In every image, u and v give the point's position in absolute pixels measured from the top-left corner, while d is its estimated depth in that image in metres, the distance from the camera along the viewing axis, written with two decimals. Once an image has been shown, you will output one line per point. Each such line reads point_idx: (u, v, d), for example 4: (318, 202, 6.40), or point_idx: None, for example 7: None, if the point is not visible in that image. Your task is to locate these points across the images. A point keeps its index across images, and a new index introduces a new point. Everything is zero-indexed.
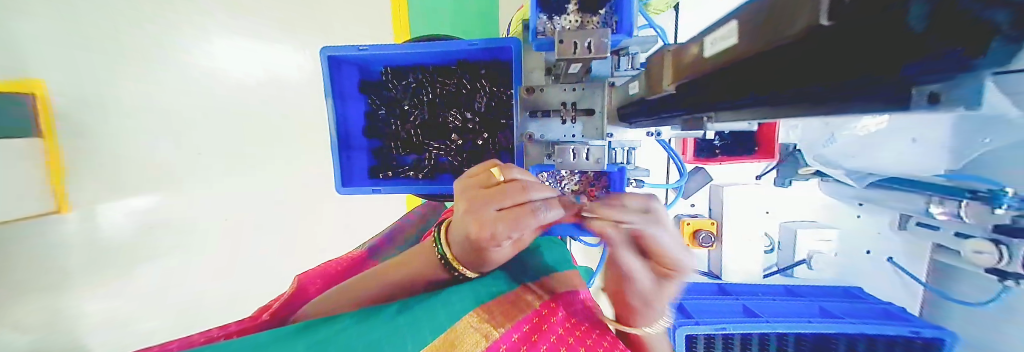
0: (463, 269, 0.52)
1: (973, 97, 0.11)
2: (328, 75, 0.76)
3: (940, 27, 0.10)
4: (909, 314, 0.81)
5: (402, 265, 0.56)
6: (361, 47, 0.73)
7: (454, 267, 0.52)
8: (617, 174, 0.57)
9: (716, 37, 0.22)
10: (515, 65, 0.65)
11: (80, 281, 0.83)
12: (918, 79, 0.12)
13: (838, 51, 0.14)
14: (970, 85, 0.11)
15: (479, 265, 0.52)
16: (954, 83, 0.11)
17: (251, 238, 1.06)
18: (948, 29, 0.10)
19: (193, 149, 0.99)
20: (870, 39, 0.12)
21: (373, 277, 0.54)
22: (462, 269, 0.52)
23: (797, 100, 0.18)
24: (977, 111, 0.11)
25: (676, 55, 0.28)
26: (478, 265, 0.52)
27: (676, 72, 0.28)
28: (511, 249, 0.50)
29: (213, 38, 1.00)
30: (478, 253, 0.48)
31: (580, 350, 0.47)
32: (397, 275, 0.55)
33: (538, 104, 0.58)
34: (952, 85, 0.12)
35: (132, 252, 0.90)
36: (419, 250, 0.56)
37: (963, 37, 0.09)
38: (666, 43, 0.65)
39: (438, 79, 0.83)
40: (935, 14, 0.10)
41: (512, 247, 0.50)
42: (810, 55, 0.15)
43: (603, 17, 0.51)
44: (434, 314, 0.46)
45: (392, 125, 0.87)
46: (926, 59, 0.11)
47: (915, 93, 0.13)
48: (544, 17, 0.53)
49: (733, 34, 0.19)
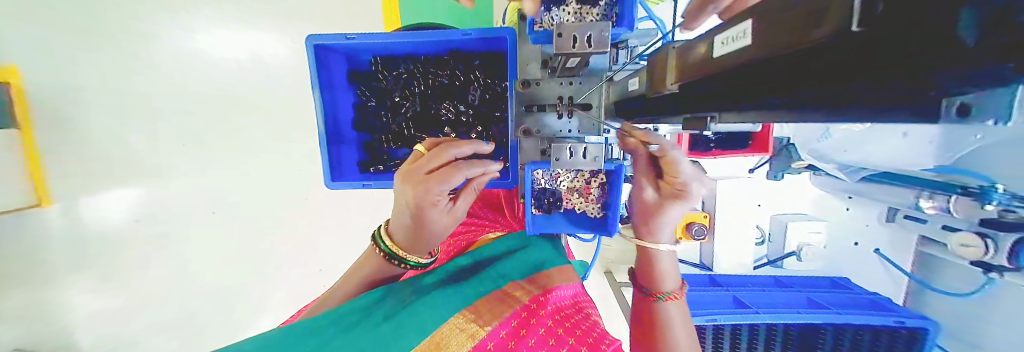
0: (405, 257, 0.57)
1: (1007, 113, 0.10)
2: (315, 65, 0.72)
3: (988, 40, 0.09)
4: (892, 303, 0.83)
5: (358, 271, 0.57)
6: (349, 36, 0.70)
7: (396, 258, 0.56)
8: (616, 172, 0.53)
9: (725, 36, 0.20)
10: (509, 56, 0.60)
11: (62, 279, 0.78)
12: (947, 91, 0.11)
13: (856, 60, 0.13)
14: (1002, 102, 0.10)
15: (420, 246, 0.57)
16: (986, 94, 0.11)
17: (241, 233, 1.02)
18: (995, 43, 0.08)
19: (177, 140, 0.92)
20: (899, 49, 0.11)
21: (337, 289, 0.55)
22: (405, 257, 0.57)
23: (811, 106, 0.17)
24: (1010, 125, 0.11)
25: (681, 54, 0.26)
26: (419, 247, 0.58)
27: (680, 70, 0.27)
28: (446, 220, 0.57)
29: (192, 21, 0.94)
30: (417, 222, 0.55)
31: (570, 341, 0.46)
32: (358, 280, 0.56)
33: (535, 98, 0.57)
34: (986, 97, 0.11)
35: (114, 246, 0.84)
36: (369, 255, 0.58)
37: (1006, 53, 0.08)
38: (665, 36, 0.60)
39: (431, 70, 0.80)
40: (985, 27, 0.08)
41: (449, 217, 0.57)
42: (824, 61, 0.14)
43: (603, 9, 0.50)
44: (418, 317, 0.46)
45: (383, 117, 0.84)
46: (954, 70, 0.10)
47: (945, 103, 0.12)
48: (543, 8, 0.52)
49: (747, 34, 0.18)
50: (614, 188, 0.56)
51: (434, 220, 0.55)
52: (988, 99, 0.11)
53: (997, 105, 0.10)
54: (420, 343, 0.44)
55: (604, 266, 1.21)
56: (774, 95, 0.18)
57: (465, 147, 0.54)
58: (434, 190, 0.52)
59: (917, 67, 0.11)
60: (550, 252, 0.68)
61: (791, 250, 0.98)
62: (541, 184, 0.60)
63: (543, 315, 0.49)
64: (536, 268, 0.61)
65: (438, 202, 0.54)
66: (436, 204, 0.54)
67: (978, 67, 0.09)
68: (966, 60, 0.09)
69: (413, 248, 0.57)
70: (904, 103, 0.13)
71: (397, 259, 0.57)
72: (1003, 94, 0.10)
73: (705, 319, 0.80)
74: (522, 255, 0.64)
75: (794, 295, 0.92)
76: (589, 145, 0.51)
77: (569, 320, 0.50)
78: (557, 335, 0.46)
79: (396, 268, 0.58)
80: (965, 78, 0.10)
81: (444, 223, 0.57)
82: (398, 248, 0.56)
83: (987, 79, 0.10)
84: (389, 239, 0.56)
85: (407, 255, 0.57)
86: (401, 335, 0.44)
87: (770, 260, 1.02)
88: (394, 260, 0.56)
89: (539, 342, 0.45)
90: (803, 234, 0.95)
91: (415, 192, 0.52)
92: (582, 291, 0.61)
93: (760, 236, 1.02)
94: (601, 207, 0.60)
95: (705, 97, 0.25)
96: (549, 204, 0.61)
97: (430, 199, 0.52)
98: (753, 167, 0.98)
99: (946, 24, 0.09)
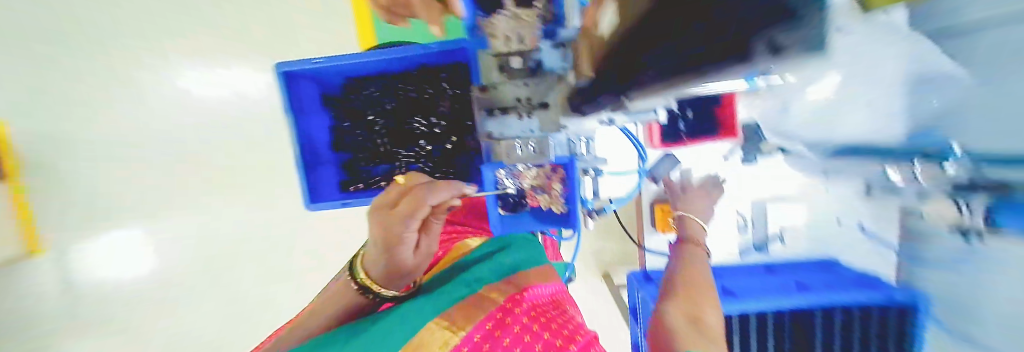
0: (380, 291, 0.54)
1: None
2: (286, 93, 0.73)
3: None
4: None
5: (324, 309, 0.54)
6: (314, 61, 0.70)
7: (367, 289, 0.54)
8: (570, 165, 0.55)
9: (626, 15, 0.26)
10: (472, 62, 0.60)
11: None
12: (759, 39, 0.17)
13: None
14: (807, 27, 0.15)
15: (396, 276, 0.55)
16: (791, 30, 0.15)
17: None
18: None
19: None
20: None
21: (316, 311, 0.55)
22: (377, 289, 0.54)
23: (687, 66, 0.24)
24: None
25: (595, 39, 0.34)
26: (396, 277, 0.55)
27: (593, 54, 0.34)
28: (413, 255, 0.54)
29: None
30: (389, 256, 0.52)
31: (542, 337, 0.46)
32: (324, 317, 0.54)
33: (494, 102, 0.57)
34: (792, 32, 0.15)
35: None
36: (338, 292, 0.55)
37: None
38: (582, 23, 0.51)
39: (399, 85, 0.80)
40: None
41: (416, 249, 0.54)
42: None
43: (541, 8, 0.48)
44: (404, 320, 0.47)
45: (359, 136, 0.85)
46: None
47: (756, 45, 0.17)
48: (481, 14, 0.51)
49: (641, 11, 0.23)
50: (573, 180, 0.56)
51: (404, 256, 0.53)
52: (792, 36, 0.16)
53: (802, 38, 0.15)
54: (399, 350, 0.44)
55: (602, 268, 1.24)
56: None
57: (441, 191, 0.48)
58: (400, 223, 0.49)
59: (734, 26, 0.17)
60: (528, 254, 0.65)
61: None
62: (504, 185, 0.60)
63: (519, 313, 0.50)
64: (515, 271, 0.59)
65: (405, 239, 0.51)
66: (406, 245, 0.52)
67: (773, 20, 0.15)
68: (776, 8, 0.15)
69: (388, 281, 0.55)
70: None
71: (371, 291, 0.54)
72: (810, 27, 0.15)
73: None
74: (501, 256, 0.62)
75: None
76: (537, 141, 0.54)
77: (545, 315, 0.50)
78: (532, 332, 0.47)
79: (363, 297, 0.54)
80: (765, 33, 0.16)
81: (414, 260, 0.55)
82: (371, 281, 0.54)
83: (785, 24, 0.15)
84: (362, 269, 0.54)
85: (381, 289, 0.54)
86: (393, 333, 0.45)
87: None
88: (362, 290, 0.54)
89: (514, 340, 0.46)
90: None
91: (385, 231, 0.50)
92: (563, 288, 0.61)
93: None
94: (565, 202, 0.58)
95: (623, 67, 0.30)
96: (513, 203, 0.62)
97: (399, 237, 0.50)
98: None
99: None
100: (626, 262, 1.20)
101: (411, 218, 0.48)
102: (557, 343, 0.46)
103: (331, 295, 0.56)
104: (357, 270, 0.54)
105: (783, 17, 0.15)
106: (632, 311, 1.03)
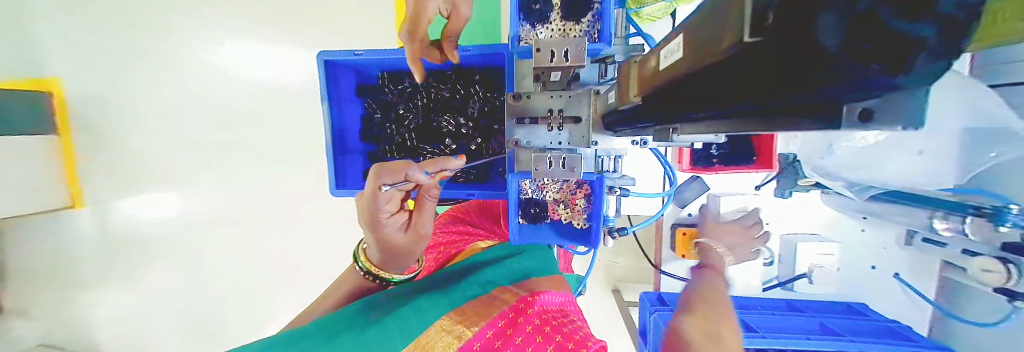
0: (380, 273, 0.57)
1: (872, 118, 0.12)
2: (326, 79, 0.76)
3: (863, 36, 0.09)
4: (911, 333, 0.82)
5: (327, 297, 0.57)
6: (356, 52, 0.73)
7: (375, 276, 0.57)
8: (596, 182, 0.57)
9: (666, 51, 0.21)
10: (507, 70, 0.61)
11: (91, 261, 1.07)
12: (848, 97, 0.12)
13: (753, 73, 0.14)
14: (915, 86, 0.10)
15: (398, 263, 0.57)
16: (895, 97, 0.11)
17: (235, 238, 1.15)
18: (872, 37, 0.09)
19: (181, 148, 1.13)
20: (778, 63, 0.12)
21: (317, 305, 0.56)
22: (383, 275, 0.57)
23: (735, 117, 0.18)
24: (915, 128, 0.11)
25: (640, 67, 0.28)
26: (399, 264, 0.57)
27: (641, 83, 0.27)
28: (404, 238, 0.56)
29: (226, 43, 1.12)
30: (379, 243, 0.54)
31: (557, 337, 0.45)
32: (322, 307, 0.56)
33: (525, 111, 0.55)
34: (890, 98, 0.11)
35: (119, 219, 1.09)
36: (342, 279, 0.58)
37: (884, 51, 0.09)
38: (633, 51, 0.50)
39: (433, 83, 0.83)
40: (849, 33, 0.09)
41: (406, 235, 0.56)
42: (747, 79, 0.15)
43: (586, 25, 0.53)
44: (419, 311, 0.47)
45: (387, 129, 0.86)
46: (841, 82, 0.11)
47: (847, 109, 0.12)
48: (528, 26, 0.55)
49: (679, 49, 0.19)
50: (598, 197, 0.58)
51: (390, 237, 0.55)
52: (890, 105, 0.11)
53: (903, 110, 0.11)
54: (416, 337, 0.45)
55: (612, 284, 1.16)
56: (693, 110, 0.20)
57: (397, 171, 0.51)
58: (371, 206, 0.52)
59: (803, 68, 0.12)
60: (538, 262, 0.65)
61: (803, 270, 0.95)
62: (528, 193, 0.64)
63: (531, 314, 0.49)
64: (525, 276, 0.60)
65: (389, 221, 0.54)
66: (388, 227, 0.54)
67: (857, 74, 0.10)
68: (891, 50, 0.09)
69: (388, 265, 0.57)
70: (811, 117, 0.14)
71: (378, 278, 0.58)
72: (918, 89, 0.10)
73: None
74: (510, 262, 0.63)
75: (806, 320, 0.90)
76: (568, 156, 0.53)
77: (557, 320, 0.48)
78: (544, 333, 0.45)
79: (374, 283, 0.58)
80: (864, 85, 0.11)
81: (403, 241, 0.55)
82: (372, 266, 0.57)
83: (882, 91, 0.11)
84: (364, 255, 0.57)
85: (381, 272, 0.57)
86: (403, 327, 0.45)
87: (780, 282, 0.99)
88: (367, 275, 0.57)
89: (526, 340, 0.44)
90: (813, 254, 0.93)
91: (367, 215, 0.53)
92: (572, 300, 0.58)
93: (768, 256, 0.99)
94: (586, 218, 0.61)
95: (663, 112, 0.25)
96: (534, 214, 0.63)
97: (380, 219, 0.53)
98: (760, 184, 0.95)
99: (867, 16, 0.08)
100: (637, 280, 1.16)
101: (387, 199, 0.52)
102: (570, 346, 0.43)
103: (334, 285, 0.59)
104: (360, 256, 0.57)
105: (883, 70, 0.10)
106: (643, 334, 1.00)
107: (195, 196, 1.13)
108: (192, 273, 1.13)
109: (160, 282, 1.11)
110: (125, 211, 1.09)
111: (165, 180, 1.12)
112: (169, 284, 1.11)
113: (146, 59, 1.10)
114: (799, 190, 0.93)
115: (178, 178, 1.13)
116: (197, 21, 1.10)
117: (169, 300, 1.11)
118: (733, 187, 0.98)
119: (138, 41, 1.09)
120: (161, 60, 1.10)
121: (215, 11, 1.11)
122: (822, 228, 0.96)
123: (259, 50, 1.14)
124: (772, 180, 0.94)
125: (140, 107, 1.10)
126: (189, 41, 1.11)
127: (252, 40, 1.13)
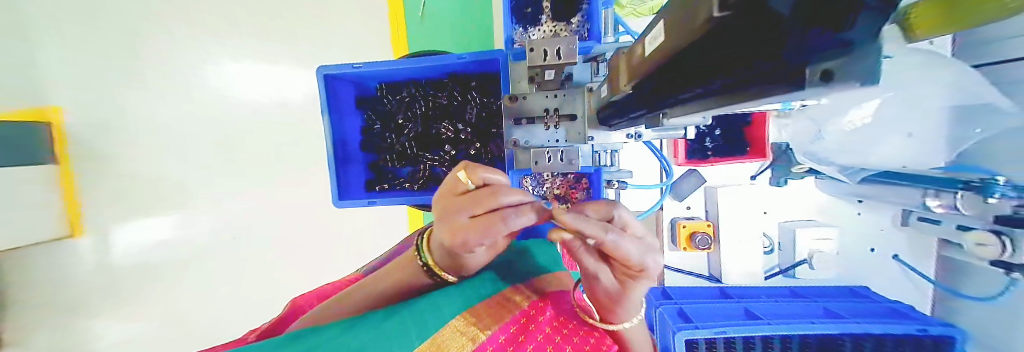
0: (444, 276, 0.55)
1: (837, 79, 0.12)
2: (325, 95, 0.78)
3: (804, 4, 0.10)
4: (914, 312, 0.83)
5: (362, 288, 0.56)
6: (355, 65, 0.76)
7: (436, 273, 0.55)
8: (594, 174, 0.60)
9: (652, 36, 0.23)
10: (503, 76, 0.64)
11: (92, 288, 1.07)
12: (810, 59, 0.12)
13: (730, 42, 0.15)
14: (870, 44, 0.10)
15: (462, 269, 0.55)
16: (849, 57, 0.11)
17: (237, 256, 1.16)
18: (812, 4, 0.10)
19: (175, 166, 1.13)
20: (747, 32, 0.13)
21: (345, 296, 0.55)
22: (444, 275, 0.55)
23: (719, 90, 0.19)
24: (874, 82, 0.11)
25: (628, 58, 0.30)
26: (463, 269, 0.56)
27: (630, 73, 0.29)
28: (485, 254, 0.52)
29: (222, 64, 1.13)
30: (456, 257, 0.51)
31: (567, 350, 0.45)
32: (352, 302, 0.54)
33: (523, 111, 0.57)
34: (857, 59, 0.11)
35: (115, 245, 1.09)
36: (382, 274, 0.58)
37: (829, 16, 0.10)
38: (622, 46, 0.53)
39: (430, 92, 0.85)
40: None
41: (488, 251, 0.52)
42: (728, 48, 0.16)
43: (576, 25, 0.57)
44: (440, 310, 0.48)
45: (387, 138, 0.88)
46: (796, 41, 0.12)
47: (811, 70, 0.12)
48: (521, 28, 0.62)
49: (664, 33, 0.20)
50: (596, 186, 0.62)
51: (474, 257, 0.51)
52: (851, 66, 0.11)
53: (865, 68, 0.11)
54: (432, 336, 0.43)
55: None
56: (676, 92, 0.23)
57: (515, 198, 0.41)
58: (469, 241, 0.43)
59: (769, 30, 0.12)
60: (546, 258, 0.66)
61: (803, 257, 0.96)
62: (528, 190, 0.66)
63: (541, 322, 0.49)
64: (536, 274, 0.60)
65: (478, 249, 0.47)
66: (471, 250, 0.46)
67: (815, 34, 0.11)
68: (831, 13, 0.10)
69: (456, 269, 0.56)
70: (783, 82, 0.14)
71: (438, 275, 0.55)
72: (874, 53, 0.10)
73: (715, 331, 0.79)
74: (517, 261, 0.64)
75: (808, 305, 0.90)
76: (565, 150, 0.56)
77: (568, 325, 0.49)
78: (554, 343, 0.46)
79: (431, 280, 0.56)
80: (822, 47, 0.11)
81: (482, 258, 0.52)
82: (438, 267, 0.55)
83: (834, 50, 0.11)
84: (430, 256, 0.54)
85: (446, 275, 0.56)
86: (420, 327, 0.45)
87: (782, 270, 1.01)
88: (429, 273, 0.55)
89: (537, 348, 0.45)
90: (812, 240, 0.94)
91: (454, 242, 0.44)
92: None
93: (769, 244, 1.01)
94: None
95: (649, 98, 0.27)
96: None
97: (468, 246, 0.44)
98: (755, 174, 0.98)
99: None
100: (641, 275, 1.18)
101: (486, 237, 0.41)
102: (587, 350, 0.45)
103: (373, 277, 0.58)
104: (424, 252, 0.55)
105: (831, 29, 0.10)
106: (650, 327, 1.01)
107: (194, 217, 1.13)
108: (195, 294, 1.13)
109: (162, 305, 1.11)
110: (122, 235, 1.09)
111: (163, 203, 1.12)
112: (172, 306, 1.12)
113: (140, 84, 1.10)
114: (794, 178, 0.94)
115: (175, 200, 1.13)
116: (195, 44, 1.12)
117: (172, 323, 1.11)
118: (728, 178, 1.00)
119: (135, 67, 1.10)
120: (156, 84, 1.11)
121: (210, 33, 1.12)
122: (817, 213, 0.97)
123: (255, 68, 1.15)
124: (767, 169, 0.97)
125: (137, 131, 1.11)
126: (186, 63, 1.12)
127: (249, 59, 1.15)
